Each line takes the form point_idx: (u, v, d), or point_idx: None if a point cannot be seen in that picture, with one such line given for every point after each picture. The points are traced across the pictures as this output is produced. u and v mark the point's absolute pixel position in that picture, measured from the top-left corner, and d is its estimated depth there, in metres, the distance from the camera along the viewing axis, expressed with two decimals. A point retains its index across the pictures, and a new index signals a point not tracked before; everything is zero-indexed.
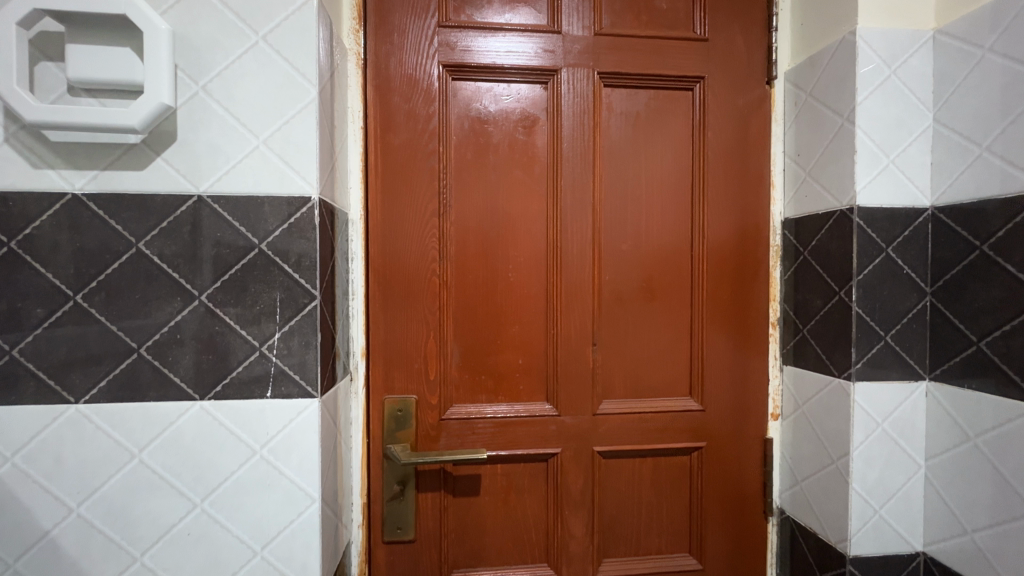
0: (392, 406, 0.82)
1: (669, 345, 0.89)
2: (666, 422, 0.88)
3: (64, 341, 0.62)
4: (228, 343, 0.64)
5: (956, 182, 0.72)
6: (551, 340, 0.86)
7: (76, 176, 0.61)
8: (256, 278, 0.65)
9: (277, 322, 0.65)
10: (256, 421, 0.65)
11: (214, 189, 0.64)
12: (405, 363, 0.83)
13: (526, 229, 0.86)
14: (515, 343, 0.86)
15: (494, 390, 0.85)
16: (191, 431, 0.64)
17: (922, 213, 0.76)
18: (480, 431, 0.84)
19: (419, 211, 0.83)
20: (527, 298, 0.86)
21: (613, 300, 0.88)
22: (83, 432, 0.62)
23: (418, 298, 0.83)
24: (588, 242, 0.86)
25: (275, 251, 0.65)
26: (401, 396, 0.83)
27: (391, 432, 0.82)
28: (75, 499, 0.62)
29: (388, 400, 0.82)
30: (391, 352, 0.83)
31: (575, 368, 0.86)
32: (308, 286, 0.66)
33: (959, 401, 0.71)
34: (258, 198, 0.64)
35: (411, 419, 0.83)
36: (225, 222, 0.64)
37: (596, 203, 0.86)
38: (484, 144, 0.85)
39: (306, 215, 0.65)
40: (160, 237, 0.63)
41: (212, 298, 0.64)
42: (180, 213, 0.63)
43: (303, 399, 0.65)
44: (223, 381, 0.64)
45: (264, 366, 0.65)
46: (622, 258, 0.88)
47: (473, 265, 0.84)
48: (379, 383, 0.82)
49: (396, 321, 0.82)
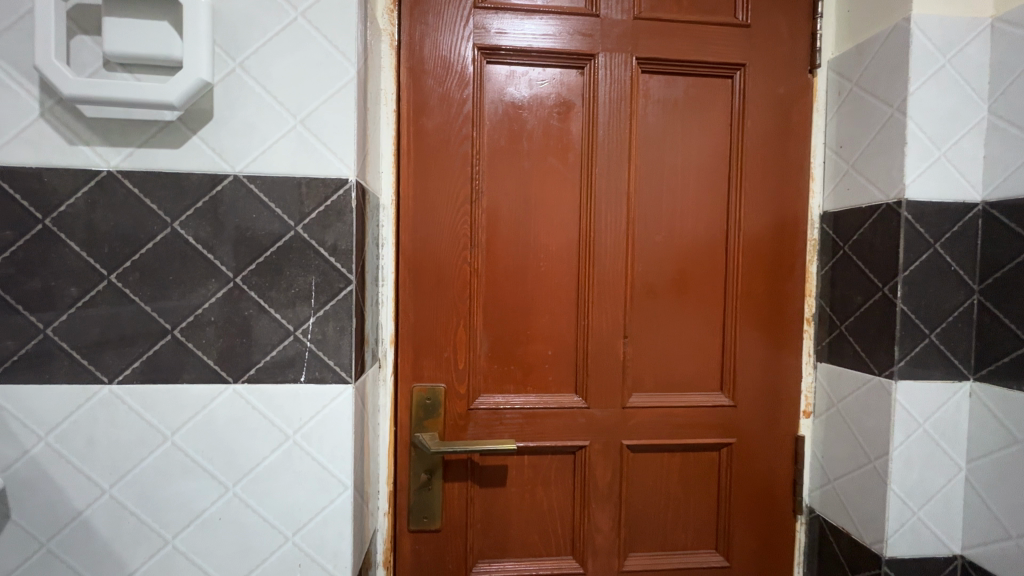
0: (420, 395, 0.81)
1: (700, 339, 0.87)
2: (696, 418, 0.87)
3: (98, 321, 0.61)
4: (261, 327, 0.63)
5: (1011, 176, 0.70)
6: (581, 332, 0.84)
7: (111, 153, 0.60)
8: (292, 262, 0.63)
9: (312, 306, 0.64)
10: (289, 406, 0.64)
11: (251, 170, 0.62)
12: (433, 350, 0.82)
13: (557, 217, 0.84)
14: (544, 334, 0.84)
15: (523, 381, 0.84)
16: (224, 415, 0.63)
17: (972, 208, 0.73)
18: (508, 422, 0.83)
19: (450, 197, 0.81)
20: (558, 289, 0.84)
21: (645, 292, 0.86)
22: (116, 413, 0.61)
23: (447, 287, 0.81)
24: (621, 234, 0.85)
25: (311, 233, 0.63)
26: (430, 384, 0.82)
27: (419, 420, 0.81)
28: (108, 480, 0.61)
29: (416, 388, 0.81)
30: (420, 340, 0.81)
31: (604, 361, 0.85)
32: (344, 271, 0.64)
33: (1006, 402, 0.69)
34: (295, 179, 0.63)
35: (439, 407, 0.82)
36: (261, 204, 0.62)
37: (632, 193, 0.85)
38: (518, 130, 0.83)
39: (342, 198, 0.64)
40: (194, 217, 0.62)
41: (247, 280, 0.63)
42: (215, 193, 0.62)
43: (337, 385, 0.64)
44: (257, 366, 0.63)
45: (298, 350, 0.64)
46: (655, 250, 0.86)
47: (503, 254, 0.83)
48: (408, 371, 0.81)
49: (426, 308, 0.81)
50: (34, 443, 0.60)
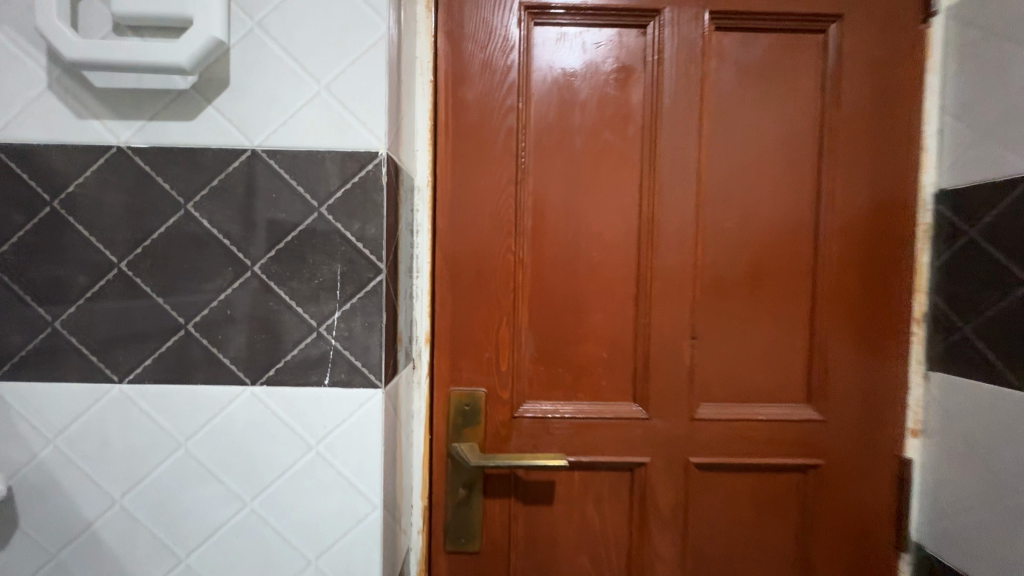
0: (458, 400, 0.72)
1: (783, 340, 0.74)
2: (776, 434, 0.74)
3: (108, 314, 0.55)
4: (281, 322, 0.56)
5: None
6: (642, 330, 0.74)
7: (121, 128, 0.54)
8: (315, 248, 0.55)
9: (337, 299, 0.55)
10: (313, 413, 0.56)
11: (270, 144, 0.55)
12: (473, 351, 0.73)
13: (615, 199, 0.73)
14: (598, 333, 0.74)
15: (574, 386, 0.74)
16: (241, 421, 0.56)
17: None
18: (556, 434, 0.73)
19: (493, 177, 0.72)
20: (615, 282, 0.73)
21: (717, 285, 0.74)
22: (127, 415, 0.55)
23: (488, 278, 0.72)
24: (689, 218, 0.73)
25: (336, 215, 0.55)
26: (469, 388, 0.73)
27: (456, 429, 0.72)
28: (119, 489, 0.56)
29: (454, 392, 0.72)
30: (458, 339, 0.73)
31: (669, 366, 0.73)
32: (373, 259, 0.56)
33: None
34: (319, 154, 0.55)
35: (479, 415, 0.72)
36: (281, 182, 0.55)
37: (702, 170, 0.73)
38: (569, 101, 0.72)
39: (372, 174, 0.55)
40: (209, 198, 0.55)
41: (266, 268, 0.55)
42: (231, 170, 0.55)
43: (365, 390, 0.56)
44: (277, 366, 0.55)
45: (322, 349, 0.56)
46: (729, 237, 0.74)
47: (552, 242, 0.73)
48: (445, 373, 0.73)
49: (465, 303, 0.72)
50: (43, 446, 0.55)
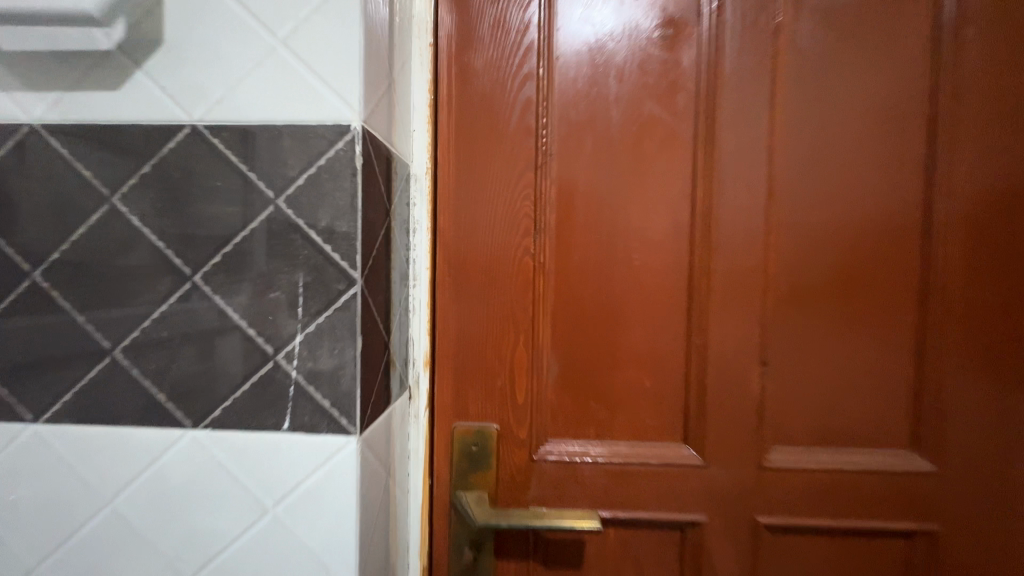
0: (463, 438, 0.59)
1: (883, 368, 0.57)
2: (873, 488, 0.58)
3: (22, 336, 0.44)
4: (229, 348, 0.43)
5: None
6: (695, 353, 0.58)
7: (33, 101, 0.43)
8: (271, 252, 0.42)
9: (299, 318, 0.42)
10: (269, 466, 0.43)
11: (213, 117, 0.42)
12: (483, 378, 0.59)
13: (661, 189, 0.58)
14: (640, 356, 0.59)
15: (609, 423, 0.59)
16: (181, 473, 0.43)
17: None
18: (586, 483, 0.59)
19: (508, 162, 0.58)
20: (662, 293, 0.58)
21: (794, 297, 0.58)
22: (44, 463, 0.44)
23: (502, 289, 0.58)
24: (756, 212, 0.57)
25: (297, 209, 0.42)
26: (477, 424, 0.59)
27: (462, 474, 0.59)
28: (35, 555, 0.44)
29: (458, 429, 0.59)
30: (465, 363, 0.59)
31: (730, 399, 0.58)
32: (345, 266, 0.42)
33: None
34: (276, 129, 0.42)
35: (490, 457, 0.59)
36: (228, 166, 0.42)
37: (773, 151, 0.57)
38: (603, 65, 0.57)
39: (342, 154, 0.42)
40: (139, 188, 0.43)
41: (209, 278, 0.43)
42: (167, 152, 0.42)
43: (336, 437, 0.43)
44: (224, 405, 0.43)
45: (279, 384, 0.43)
46: (810, 236, 0.57)
47: (581, 243, 0.58)
48: (448, 405, 0.59)
49: (474, 319, 0.58)
50: None
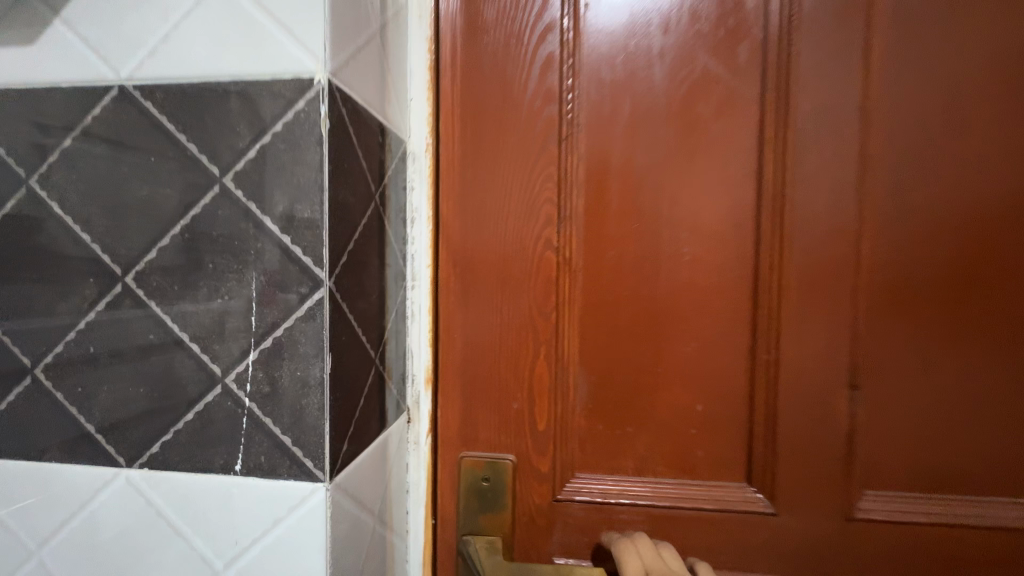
0: (471, 472, 0.48)
1: (1008, 393, 0.45)
2: (988, 545, 0.46)
3: None
4: (168, 367, 0.34)
5: None
6: (765, 372, 0.47)
7: None
8: (217, 246, 0.33)
9: (253, 331, 0.33)
10: (219, 517, 0.34)
11: (144, 75, 0.33)
12: (496, 400, 0.48)
13: (721, 165, 0.46)
14: (691, 375, 0.47)
15: (651, 457, 0.48)
16: (115, 521, 0.35)
17: None
18: (623, 529, 0.48)
19: (527, 135, 0.47)
20: (720, 296, 0.47)
21: (893, 302, 0.46)
22: None
23: (520, 291, 0.47)
24: (843, 194, 0.45)
25: (250, 190, 0.33)
26: (488, 455, 0.48)
27: (470, 514, 0.49)
28: None
29: (466, 460, 0.48)
30: (475, 382, 0.48)
31: (807, 428, 0.47)
32: (309, 263, 0.32)
33: None
34: (220, 86, 0.33)
35: (504, 495, 0.48)
36: (164, 137, 0.33)
37: (867, 116, 0.45)
38: (645, 11, 0.46)
39: (303, 117, 0.32)
40: (60, 167, 0.34)
41: (143, 278, 0.34)
42: (90, 121, 0.34)
43: (299, 484, 0.33)
44: (164, 439, 0.34)
45: (230, 414, 0.33)
46: (914, 224, 0.45)
47: (618, 234, 0.47)
48: (454, 432, 0.49)
49: (486, 329, 0.48)
50: None
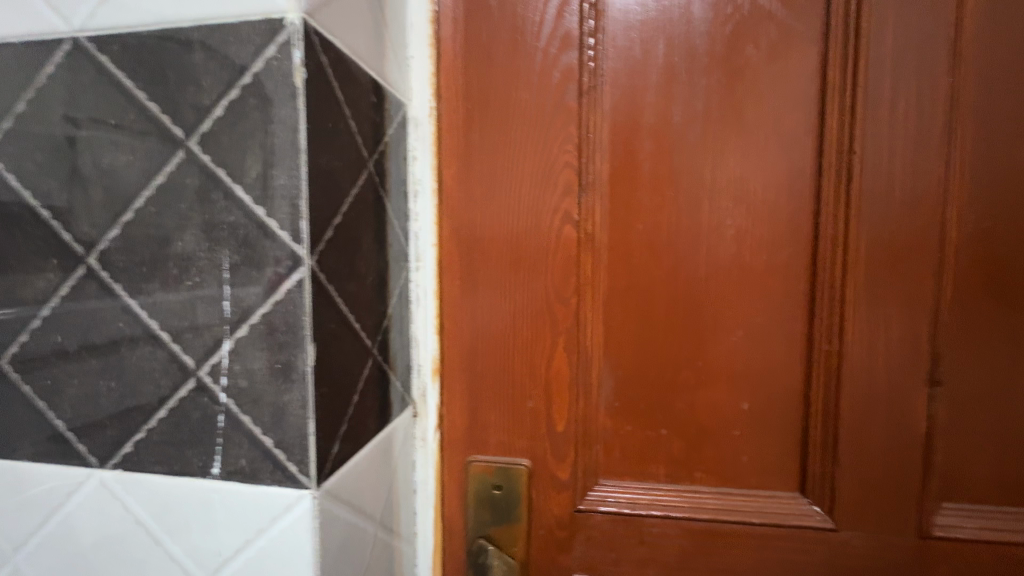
0: (481, 479, 0.43)
1: None
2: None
3: None
4: (138, 360, 0.30)
5: None
6: (825, 366, 0.40)
7: None
8: (184, 222, 0.29)
9: (227, 317, 0.29)
10: (197, 526, 0.30)
11: (98, 24, 0.29)
12: (510, 395, 0.43)
13: (772, 121, 0.39)
14: (733, 368, 0.41)
15: (687, 461, 0.42)
16: (91, 526, 0.32)
17: None
18: (657, 543, 0.43)
19: (544, 92, 0.40)
20: (768, 276, 0.40)
21: (982, 281, 0.38)
22: None
23: (537, 274, 0.42)
24: (925, 152, 0.38)
25: (218, 155, 0.28)
26: (500, 460, 0.43)
27: (481, 525, 0.44)
28: None
29: (475, 465, 0.43)
30: (485, 375, 0.43)
31: (873, 431, 0.40)
32: (285, 238, 0.28)
33: None
34: (182, 36, 0.28)
35: (519, 502, 0.43)
36: (120, 98, 0.29)
37: (956, 56, 0.37)
38: None
39: (275, 66, 0.27)
40: (17, 136, 0.32)
41: (107, 259, 0.30)
42: (42, 84, 0.31)
43: (284, 491, 0.29)
44: (137, 438, 0.31)
45: (206, 413, 0.30)
46: (1015, 187, 0.37)
47: (648, 206, 0.40)
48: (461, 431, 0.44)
49: (497, 315, 0.42)
50: None
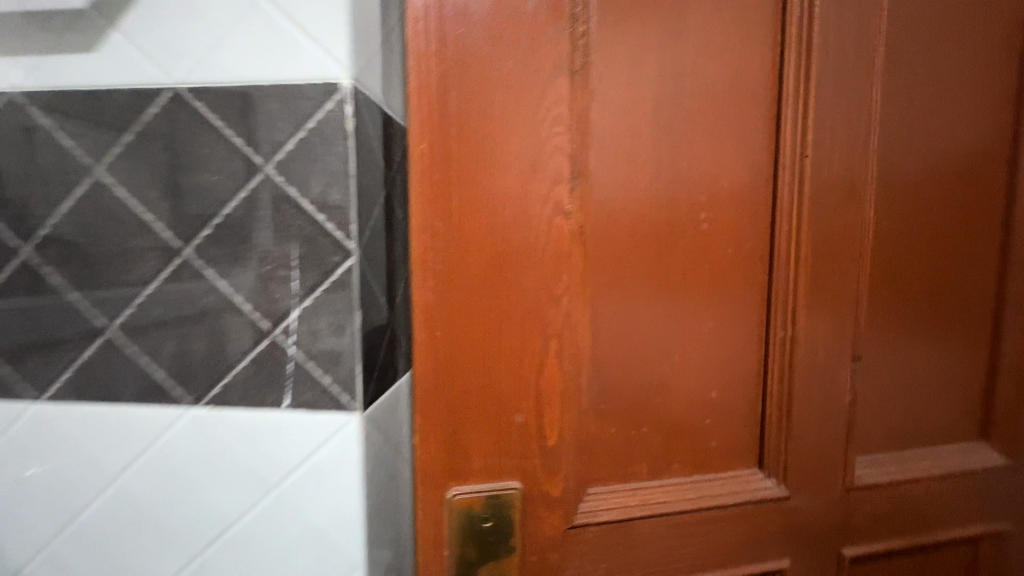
0: (465, 512, 0.48)
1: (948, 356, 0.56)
2: (933, 489, 0.58)
3: (16, 314, 0.42)
4: (225, 326, 0.41)
5: None
6: (780, 350, 0.52)
7: (10, 68, 0.39)
8: (263, 223, 0.40)
9: (295, 292, 0.40)
10: (272, 445, 0.42)
11: (195, 76, 0.38)
12: (497, 404, 0.47)
13: (733, 161, 0.49)
14: (708, 357, 0.52)
15: (666, 449, 0.52)
16: (185, 452, 0.43)
17: None
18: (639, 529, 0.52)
19: (532, 129, 0.45)
20: (726, 289, 0.51)
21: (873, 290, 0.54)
22: (54, 437, 0.43)
23: (525, 302, 0.47)
24: (844, 188, 0.51)
25: (289, 176, 0.39)
26: (486, 489, 0.48)
27: (465, 554, 0.48)
28: (48, 532, 0.43)
29: (459, 500, 0.47)
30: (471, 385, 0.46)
31: (811, 412, 0.54)
32: (338, 236, 0.39)
33: None
34: (261, 89, 0.38)
35: (506, 526, 0.49)
36: (212, 131, 0.39)
37: (856, 125, 0.51)
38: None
39: (332, 115, 0.38)
40: (122, 159, 0.39)
41: (201, 251, 0.40)
42: (146, 120, 0.39)
43: (335, 416, 0.41)
44: (223, 382, 0.42)
45: (279, 362, 0.41)
46: (891, 228, 0.54)
47: (631, 230, 0.49)
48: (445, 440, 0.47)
49: (485, 330, 0.46)
50: None
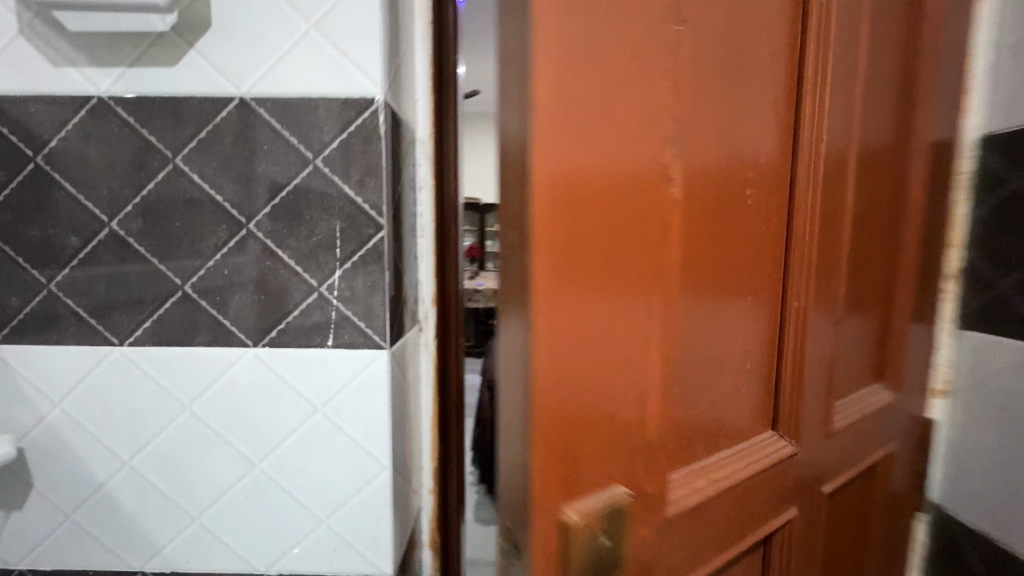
0: (587, 537, 0.32)
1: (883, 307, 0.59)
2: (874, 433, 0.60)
3: (103, 278, 0.53)
4: (280, 283, 0.53)
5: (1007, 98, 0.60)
6: (789, 321, 0.47)
7: (100, 77, 0.50)
8: (311, 204, 0.52)
9: (338, 257, 0.53)
10: (317, 375, 0.54)
11: (259, 90, 0.51)
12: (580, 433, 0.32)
13: (755, 101, 0.41)
14: (736, 340, 0.43)
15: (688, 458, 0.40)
16: (245, 383, 0.54)
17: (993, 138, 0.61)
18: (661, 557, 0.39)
19: (627, 46, 0.31)
20: (788, 282, 0.46)
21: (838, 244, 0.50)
22: (130, 377, 0.54)
23: (613, 273, 0.32)
24: (829, 132, 0.46)
25: (333, 168, 0.52)
26: (604, 497, 0.34)
27: None
28: (128, 451, 0.55)
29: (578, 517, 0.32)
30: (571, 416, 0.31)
31: (806, 391, 0.49)
32: (372, 213, 0.52)
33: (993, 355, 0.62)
34: (311, 99, 0.51)
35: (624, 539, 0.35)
36: (273, 131, 0.51)
37: (848, 86, 0.48)
38: None
39: (368, 123, 0.51)
40: (198, 152, 0.51)
41: (261, 225, 0.52)
42: (218, 120, 0.51)
43: (370, 350, 0.54)
44: (279, 327, 0.54)
45: (324, 309, 0.53)
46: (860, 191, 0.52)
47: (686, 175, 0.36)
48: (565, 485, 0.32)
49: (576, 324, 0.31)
50: (50, 409, 0.55)
